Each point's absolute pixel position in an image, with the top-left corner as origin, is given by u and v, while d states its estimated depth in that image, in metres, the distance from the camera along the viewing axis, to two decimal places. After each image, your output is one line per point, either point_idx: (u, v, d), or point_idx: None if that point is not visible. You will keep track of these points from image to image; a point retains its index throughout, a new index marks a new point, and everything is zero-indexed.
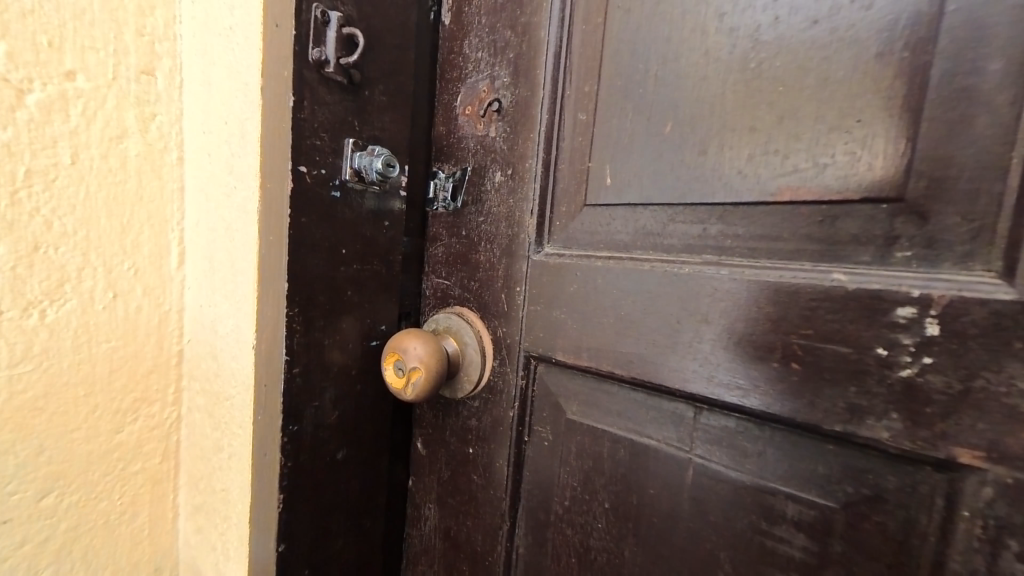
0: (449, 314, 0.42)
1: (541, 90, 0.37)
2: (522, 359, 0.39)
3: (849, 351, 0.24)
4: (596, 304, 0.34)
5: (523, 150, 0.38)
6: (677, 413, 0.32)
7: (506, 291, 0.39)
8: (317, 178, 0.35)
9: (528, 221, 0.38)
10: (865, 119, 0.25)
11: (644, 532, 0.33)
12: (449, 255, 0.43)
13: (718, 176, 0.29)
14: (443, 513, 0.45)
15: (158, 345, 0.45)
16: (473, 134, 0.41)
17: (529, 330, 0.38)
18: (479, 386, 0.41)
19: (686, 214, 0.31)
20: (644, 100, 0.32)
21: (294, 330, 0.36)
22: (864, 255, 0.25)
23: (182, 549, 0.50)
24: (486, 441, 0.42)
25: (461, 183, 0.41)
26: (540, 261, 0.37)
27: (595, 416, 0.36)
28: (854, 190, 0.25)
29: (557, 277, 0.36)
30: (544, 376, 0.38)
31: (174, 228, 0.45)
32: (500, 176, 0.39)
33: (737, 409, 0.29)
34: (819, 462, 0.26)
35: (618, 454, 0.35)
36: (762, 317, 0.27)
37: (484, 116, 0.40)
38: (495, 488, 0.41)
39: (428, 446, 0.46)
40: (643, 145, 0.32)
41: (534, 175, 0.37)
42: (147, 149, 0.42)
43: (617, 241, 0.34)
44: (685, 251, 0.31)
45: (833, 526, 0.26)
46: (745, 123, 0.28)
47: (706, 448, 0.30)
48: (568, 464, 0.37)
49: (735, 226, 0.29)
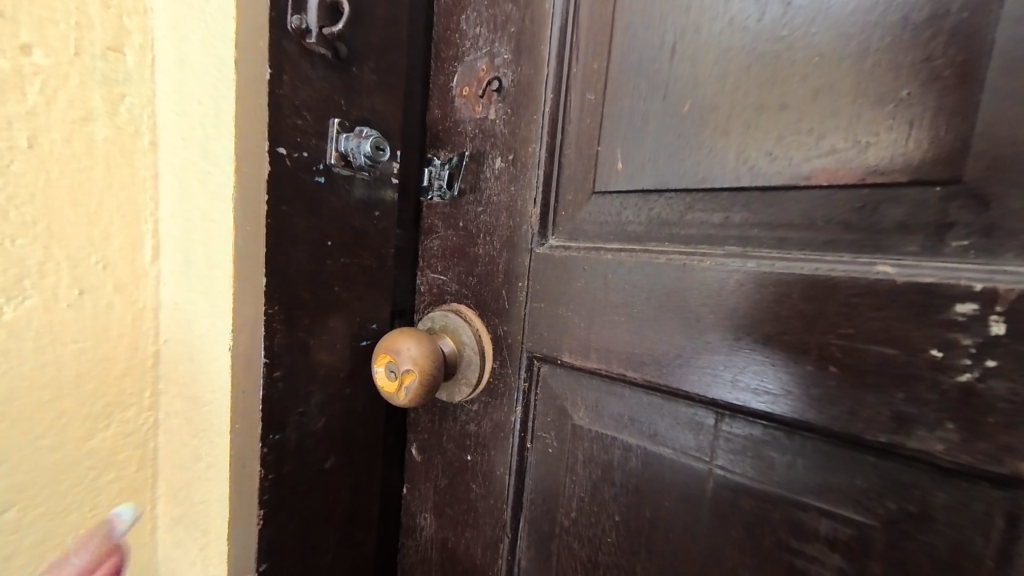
0: (445, 312, 0.39)
1: (545, 67, 0.34)
2: (524, 360, 0.36)
3: (894, 351, 0.22)
4: (606, 301, 0.31)
5: (526, 133, 0.35)
6: (695, 420, 0.29)
7: (507, 286, 0.36)
8: (299, 162, 0.32)
9: (531, 210, 0.35)
10: (915, 91, 0.22)
11: (658, 547, 0.31)
12: (445, 249, 0.40)
13: (744, 159, 0.27)
14: (440, 523, 0.42)
15: (132, 346, 0.42)
16: (471, 117, 0.38)
17: (533, 329, 0.35)
18: (478, 388, 0.38)
19: (706, 201, 0.28)
20: (659, 76, 0.29)
21: (275, 330, 0.33)
22: (910, 244, 0.22)
23: (162, 562, 0.47)
24: (485, 448, 0.39)
25: (458, 171, 0.38)
26: (544, 254, 0.34)
27: (603, 422, 0.33)
28: (901, 171, 0.22)
29: (563, 272, 0.33)
30: (549, 379, 0.36)
31: (148, 219, 0.41)
32: (500, 162, 0.36)
33: (764, 416, 0.26)
34: (857, 475, 0.24)
35: (629, 463, 0.32)
36: (793, 315, 0.25)
37: (483, 97, 0.37)
38: (495, 497, 0.39)
39: (424, 452, 0.43)
40: (659, 127, 0.30)
41: (539, 161, 0.34)
42: (117, 133, 0.39)
43: (629, 232, 0.31)
44: (705, 243, 0.28)
45: (872, 545, 0.24)
46: (774, 99, 0.26)
47: (728, 458, 0.28)
48: (574, 474, 0.35)
49: (762, 214, 0.26)
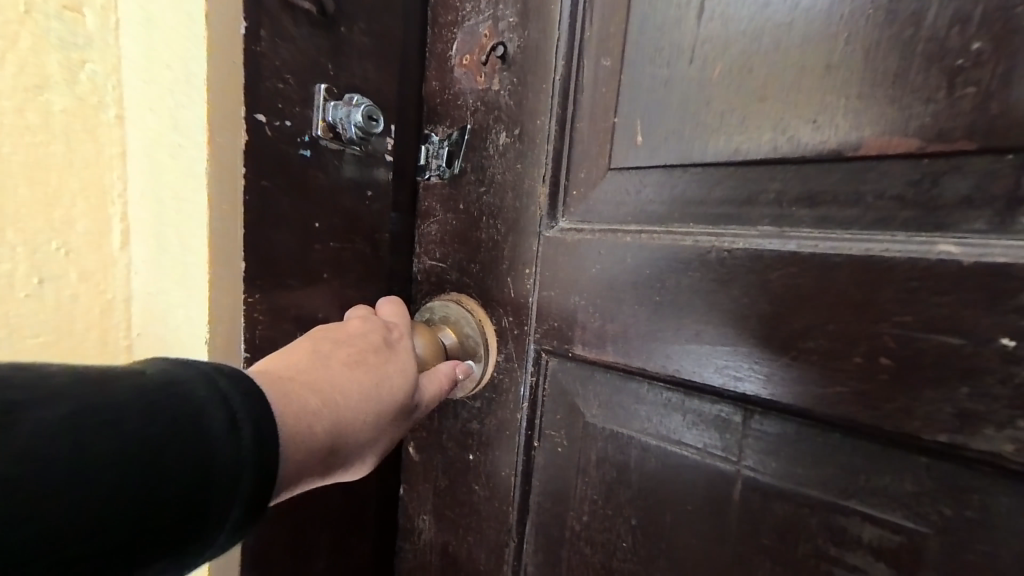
0: (444, 302, 0.36)
1: (556, 30, 0.31)
2: (532, 353, 0.34)
3: (955, 339, 0.20)
4: (623, 289, 0.29)
5: (534, 104, 0.32)
6: (722, 417, 0.26)
7: (513, 273, 0.34)
8: (281, 132, 0.29)
9: (540, 189, 0.32)
10: (987, 45, 0.19)
11: (679, 554, 0.29)
12: (444, 234, 0.37)
13: (783, 129, 0.24)
14: (440, 527, 0.40)
15: (101, 342, 0.38)
16: (472, 89, 0.34)
17: (542, 320, 0.33)
18: (482, 384, 0.36)
19: (736, 177, 0.25)
20: (685, 37, 0.26)
21: (257, 321, 0.30)
22: (976, 221, 0.20)
23: None
24: (489, 447, 0.36)
25: (459, 147, 0.35)
26: (554, 238, 0.31)
27: (619, 420, 0.31)
28: (968, 137, 0.20)
29: (575, 257, 0.30)
30: (559, 373, 0.33)
31: (116, 201, 0.37)
32: (505, 138, 0.33)
33: (801, 413, 0.24)
34: (907, 478, 0.22)
35: (647, 464, 0.30)
36: (838, 302, 0.22)
37: (486, 65, 0.33)
38: (500, 500, 0.36)
39: (423, 452, 0.40)
40: (684, 94, 0.27)
41: (548, 136, 0.31)
42: (78, 104, 0.35)
43: (649, 213, 0.28)
44: (735, 223, 0.25)
45: (922, 554, 0.21)
46: (819, 60, 0.23)
47: (758, 458, 0.26)
48: (586, 475, 0.32)
49: (802, 190, 0.24)
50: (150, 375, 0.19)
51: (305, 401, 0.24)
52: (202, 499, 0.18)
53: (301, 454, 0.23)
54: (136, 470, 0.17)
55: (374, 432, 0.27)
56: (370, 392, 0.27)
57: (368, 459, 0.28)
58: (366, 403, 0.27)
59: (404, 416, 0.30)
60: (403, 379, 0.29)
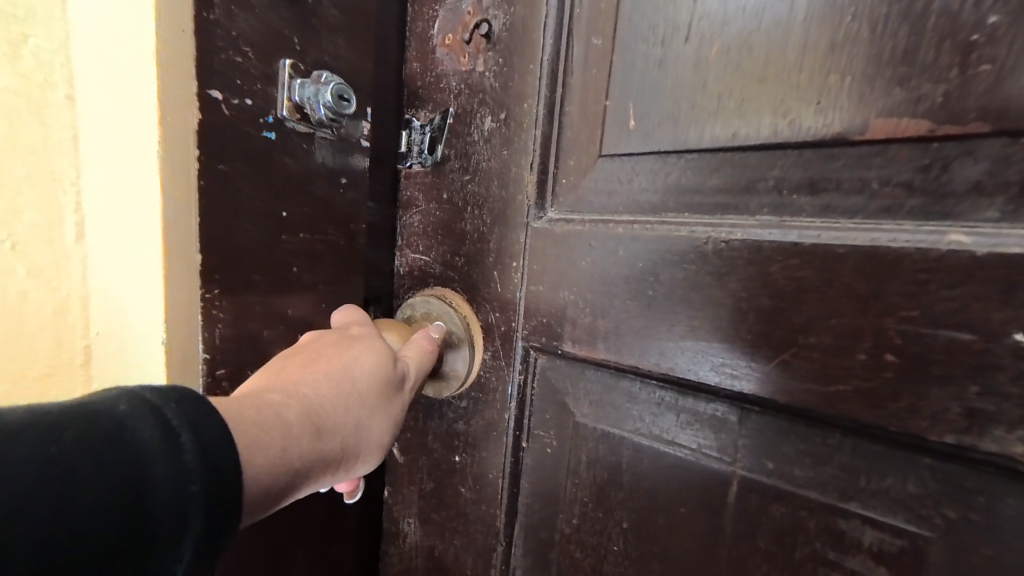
0: (427, 297, 0.35)
1: (545, 6, 0.29)
2: (520, 351, 0.32)
3: (964, 335, 0.19)
4: (615, 283, 0.27)
5: (521, 86, 0.30)
6: (717, 417, 0.25)
7: (500, 267, 0.32)
8: (242, 113, 0.27)
9: (528, 177, 0.30)
10: (1003, 19, 0.18)
11: (673, 557, 0.27)
12: (427, 226, 0.35)
13: (784, 112, 0.22)
14: (425, 530, 0.38)
15: (54, 342, 0.35)
16: (456, 70, 0.32)
17: (530, 316, 0.31)
18: (468, 382, 0.34)
19: (735, 163, 0.24)
20: (681, 13, 0.25)
21: (217, 319, 0.28)
22: (987, 210, 0.19)
23: None
24: (476, 448, 0.35)
25: (441, 133, 0.33)
26: (542, 229, 0.30)
27: (610, 419, 0.29)
28: (981, 120, 0.18)
29: (565, 249, 0.29)
30: (548, 372, 0.31)
31: (67, 189, 0.34)
32: (490, 122, 0.31)
33: (800, 412, 0.22)
34: (909, 479, 0.21)
35: (640, 464, 0.28)
36: (841, 296, 0.21)
37: (470, 44, 0.31)
38: (487, 502, 0.35)
39: (407, 454, 0.39)
40: (680, 74, 0.25)
41: (536, 121, 0.30)
42: (22, 83, 0.32)
43: (642, 202, 0.27)
44: (733, 213, 0.24)
45: (924, 557, 0.21)
46: (823, 37, 0.21)
47: (755, 459, 0.24)
48: (577, 476, 0.31)
49: (804, 177, 0.22)
50: (59, 405, 0.15)
51: (268, 409, 0.21)
52: (149, 534, 0.15)
53: (277, 465, 0.20)
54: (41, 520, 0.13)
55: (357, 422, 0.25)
56: (340, 383, 0.25)
57: (374, 445, 0.26)
58: (335, 393, 0.24)
59: (396, 398, 0.27)
60: (377, 361, 0.27)
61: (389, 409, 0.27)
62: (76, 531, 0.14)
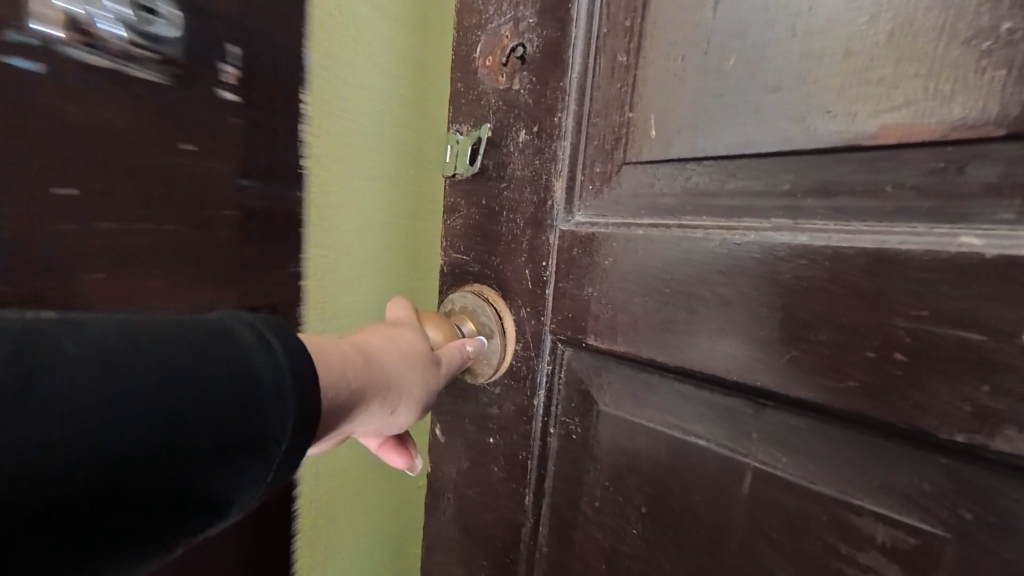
0: (465, 293, 0.39)
1: (574, 28, 0.31)
2: (548, 343, 0.35)
3: (973, 335, 0.19)
4: (632, 281, 0.29)
5: (551, 101, 0.33)
6: (731, 409, 0.27)
7: (531, 265, 0.35)
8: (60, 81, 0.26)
9: (556, 183, 0.33)
10: (1018, 23, 0.18)
11: (688, 543, 0.29)
12: (467, 228, 0.39)
13: (798, 119, 0.23)
14: (461, 504, 0.42)
15: None
16: (494, 89, 0.36)
17: (557, 311, 0.34)
18: (500, 370, 0.38)
19: (750, 168, 0.25)
20: (698, 28, 0.27)
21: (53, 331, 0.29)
22: (1002, 211, 0.19)
23: None
24: (507, 431, 0.38)
25: (480, 145, 0.37)
26: (569, 231, 0.32)
27: (629, 408, 0.31)
28: (995, 123, 0.19)
29: (589, 249, 0.31)
30: (574, 363, 0.34)
31: None
32: (524, 135, 0.34)
33: (812, 407, 0.23)
34: (923, 477, 0.21)
35: (657, 452, 0.30)
36: (853, 295, 0.22)
37: (507, 66, 0.35)
38: (516, 481, 0.38)
39: (447, 434, 0.43)
40: (699, 86, 0.27)
41: (565, 132, 0.32)
42: None
43: (661, 205, 0.29)
44: (748, 215, 0.25)
45: (939, 557, 0.21)
46: (837, 46, 0.22)
47: (767, 451, 0.25)
48: (597, 460, 0.33)
49: (816, 181, 0.23)
50: (201, 333, 0.21)
51: (338, 346, 0.27)
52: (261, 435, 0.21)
53: (339, 387, 0.25)
54: (128, 413, 0.19)
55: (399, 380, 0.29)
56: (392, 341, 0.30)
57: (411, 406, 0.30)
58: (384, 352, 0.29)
59: (433, 370, 0.31)
60: (417, 335, 0.32)
61: (428, 377, 0.31)
62: (209, 432, 0.20)
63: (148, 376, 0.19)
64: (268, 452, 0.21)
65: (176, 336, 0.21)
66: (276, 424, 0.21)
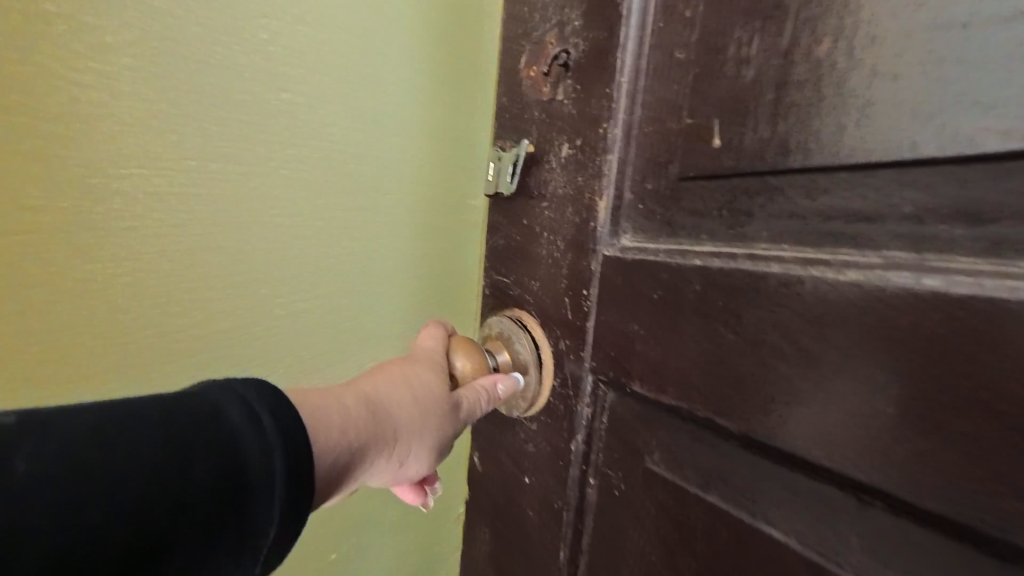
0: (501, 317, 0.36)
1: (624, 27, 0.28)
2: (589, 382, 0.31)
3: None
4: (687, 322, 0.24)
5: (597, 110, 0.29)
6: (821, 496, 0.21)
7: (572, 293, 0.31)
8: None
9: (600, 203, 0.29)
10: None
11: None
12: (506, 250, 0.36)
13: (927, 119, 0.17)
14: (494, 542, 0.40)
15: None
16: (537, 100, 0.33)
17: (598, 347, 0.30)
18: (536, 406, 0.34)
19: (852, 185, 0.20)
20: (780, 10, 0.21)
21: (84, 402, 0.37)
22: None
23: None
24: (543, 472, 0.35)
25: (520, 160, 0.34)
26: (614, 257, 0.28)
27: (683, 471, 0.26)
28: None
29: (635, 279, 0.27)
30: (617, 408, 0.30)
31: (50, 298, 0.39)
32: (567, 149, 0.31)
33: (950, 519, 0.17)
34: None
35: (717, 533, 0.24)
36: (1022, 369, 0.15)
37: (549, 74, 0.32)
38: (550, 531, 0.34)
39: (482, 464, 0.41)
40: (781, 82, 0.21)
41: (613, 144, 0.28)
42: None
43: (728, 230, 0.24)
44: (849, 246, 0.20)
45: None
46: (994, 14, 0.16)
47: (874, 561, 0.19)
48: (643, 527, 0.28)
49: (954, 203, 0.17)
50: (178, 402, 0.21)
51: (342, 397, 0.27)
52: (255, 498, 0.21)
53: (341, 446, 0.25)
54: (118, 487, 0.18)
55: (409, 432, 0.28)
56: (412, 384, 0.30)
57: (424, 455, 0.29)
58: (393, 404, 0.28)
59: (450, 417, 0.30)
60: (434, 379, 0.30)
61: (441, 426, 0.30)
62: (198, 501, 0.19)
63: (131, 455, 0.19)
64: (256, 511, 0.21)
65: (152, 408, 0.20)
66: (253, 478, 0.20)
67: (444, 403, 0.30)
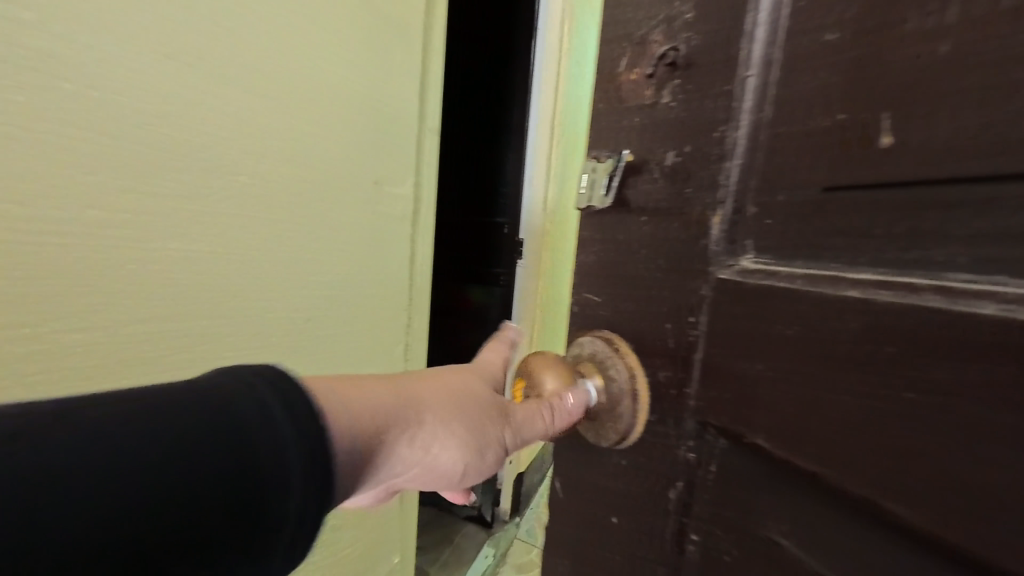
0: (593, 338, 0.32)
1: (756, 12, 0.24)
2: (693, 424, 0.27)
3: None
4: (840, 379, 0.20)
5: (714, 112, 0.25)
6: None
7: (674, 318, 0.28)
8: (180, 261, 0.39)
9: (716, 217, 0.25)
10: None
11: None
12: (590, 266, 0.33)
13: None
14: None
15: None
16: (639, 104, 0.30)
17: (708, 383, 0.26)
18: (629, 441, 0.30)
19: None
20: None
21: None
22: None
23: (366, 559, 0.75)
24: (632, 519, 0.31)
25: (618, 171, 0.31)
26: (730, 281, 0.24)
27: (828, 556, 0.21)
28: None
29: (760, 306, 0.23)
30: (727, 458, 0.25)
31: None
32: (674, 156, 0.28)
33: None
34: None
35: None
36: None
37: (654, 74, 0.29)
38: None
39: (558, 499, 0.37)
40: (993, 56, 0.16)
41: (733, 149, 0.25)
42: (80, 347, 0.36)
43: (908, 252, 0.18)
44: None
45: None
46: None
47: None
48: None
49: None
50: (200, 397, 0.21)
51: (376, 383, 0.28)
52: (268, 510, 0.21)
53: (375, 420, 0.26)
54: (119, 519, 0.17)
55: (445, 420, 0.29)
56: (464, 395, 0.31)
57: (462, 451, 0.30)
58: (433, 394, 0.30)
59: (495, 417, 0.31)
60: (472, 380, 0.32)
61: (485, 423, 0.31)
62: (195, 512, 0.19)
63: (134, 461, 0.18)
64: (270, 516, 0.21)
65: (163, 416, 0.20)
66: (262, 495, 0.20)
67: (480, 398, 0.31)
